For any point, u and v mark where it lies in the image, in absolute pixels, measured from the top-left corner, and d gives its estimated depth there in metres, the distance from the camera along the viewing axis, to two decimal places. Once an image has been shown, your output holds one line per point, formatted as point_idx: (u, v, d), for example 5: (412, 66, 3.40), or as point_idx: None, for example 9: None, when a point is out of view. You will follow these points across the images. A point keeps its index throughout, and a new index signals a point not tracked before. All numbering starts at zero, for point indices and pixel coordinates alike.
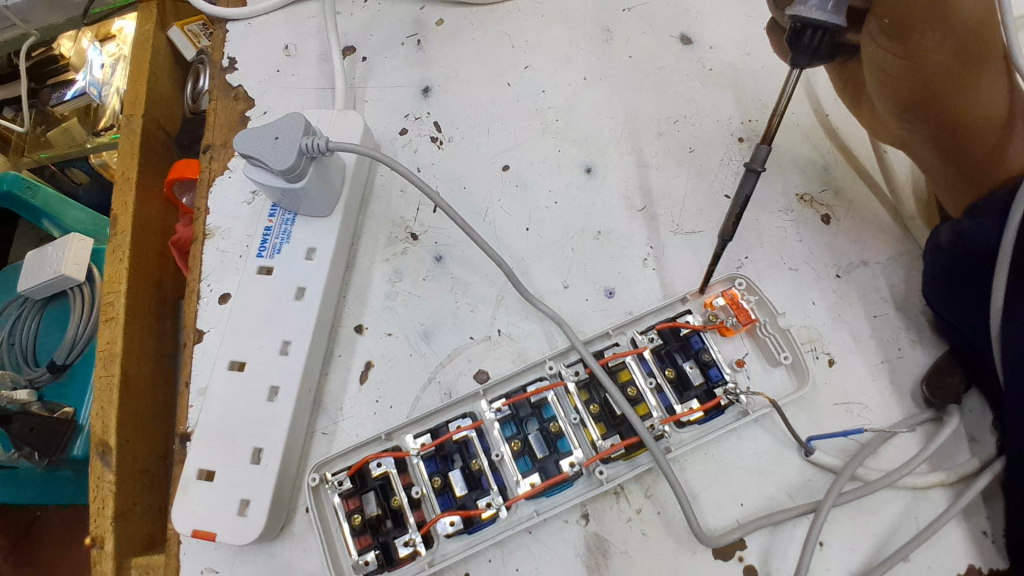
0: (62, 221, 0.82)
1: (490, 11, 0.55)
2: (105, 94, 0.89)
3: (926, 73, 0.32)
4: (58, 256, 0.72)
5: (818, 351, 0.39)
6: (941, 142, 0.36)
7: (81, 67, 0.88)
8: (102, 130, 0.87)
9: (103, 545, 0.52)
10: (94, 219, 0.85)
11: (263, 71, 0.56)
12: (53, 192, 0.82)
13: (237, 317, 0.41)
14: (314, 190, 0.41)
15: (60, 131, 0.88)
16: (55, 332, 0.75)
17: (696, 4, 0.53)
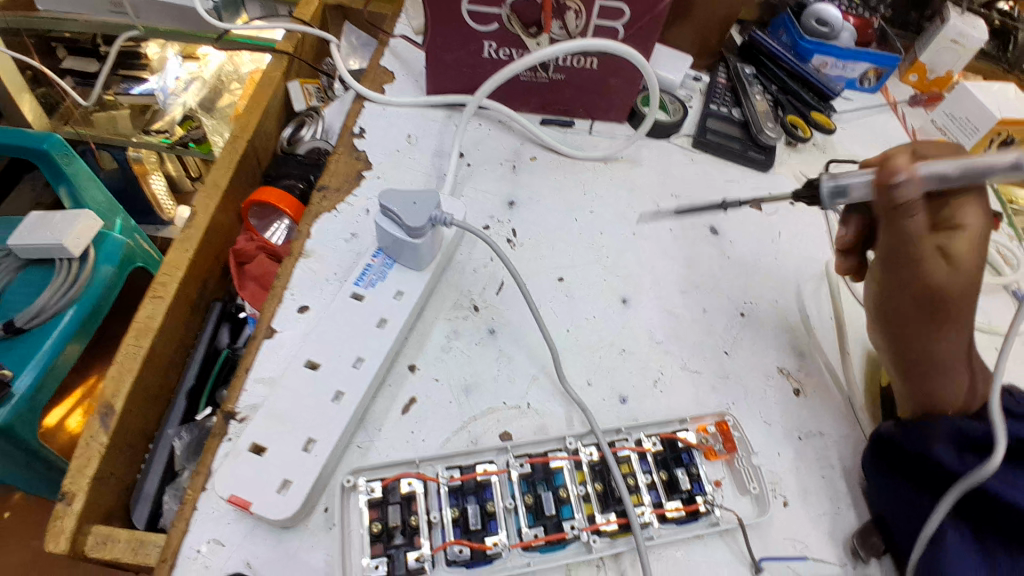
0: (78, 194, 0.89)
1: (573, 163, 0.70)
2: (168, 101, 1.10)
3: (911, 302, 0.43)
4: (63, 228, 0.78)
5: (776, 491, 0.49)
6: (896, 354, 0.46)
7: (158, 72, 1.10)
8: (154, 131, 1.07)
9: (71, 502, 0.52)
10: (108, 205, 0.93)
11: (385, 146, 0.68)
12: (85, 168, 0.89)
13: (325, 325, 0.49)
14: (423, 250, 0.51)
15: (109, 119, 1.07)
16: (22, 292, 0.82)
17: (724, 209, 0.70)
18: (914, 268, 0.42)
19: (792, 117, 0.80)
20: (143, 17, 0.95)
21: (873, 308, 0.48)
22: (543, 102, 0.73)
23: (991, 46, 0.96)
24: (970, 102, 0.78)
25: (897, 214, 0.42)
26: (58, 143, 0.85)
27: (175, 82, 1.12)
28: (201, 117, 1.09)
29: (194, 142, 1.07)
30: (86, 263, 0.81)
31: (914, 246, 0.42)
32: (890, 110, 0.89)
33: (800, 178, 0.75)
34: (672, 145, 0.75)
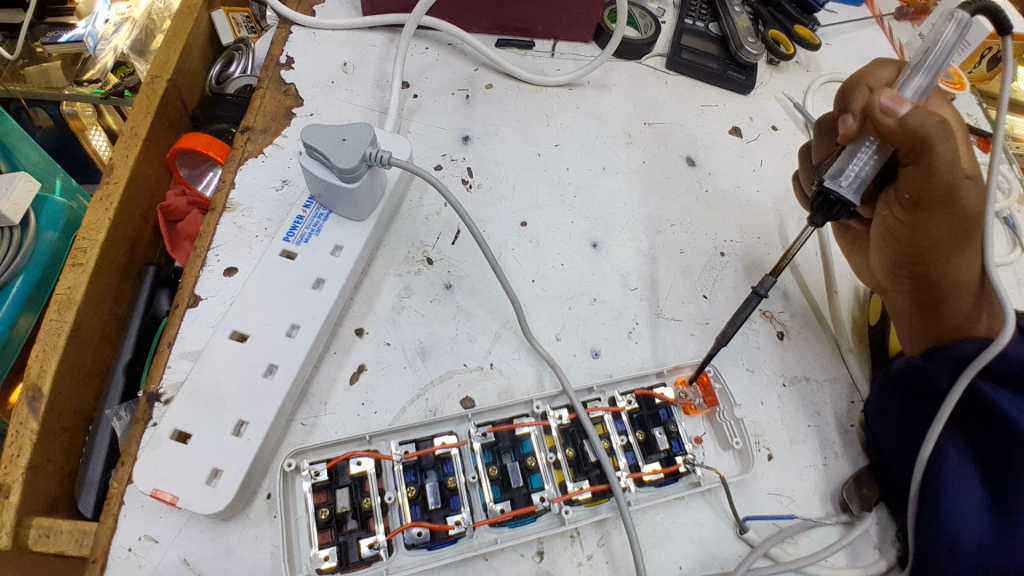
0: (13, 157, 0.74)
1: (535, 91, 0.63)
2: (100, 49, 0.92)
3: (925, 239, 0.40)
4: None
5: (760, 444, 0.46)
6: (912, 288, 0.43)
7: (86, 15, 0.92)
8: (85, 82, 0.90)
9: (8, 494, 0.45)
10: (47, 165, 0.78)
11: (317, 78, 0.59)
12: (16, 124, 0.73)
13: (252, 291, 0.42)
14: (360, 196, 0.44)
15: (38, 71, 0.90)
16: None
17: (703, 136, 0.63)
18: (947, 198, 0.38)
19: (774, 31, 0.73)
20: None
21: (883, 247, 0.44)
22: (497, 19, 0.64)
23: None
24: None
25: (919, 145, 0.37)
26: None
27: (105, 25, 0.93)
28: (137, 64, 0.93)
29: (130, 90, 0.90)
30: (28, 231, 0.67)
31: (946, 174, 0.37)
32: (877, 23, 0.82)
33: (783, 100, 0.69)
34: (645, 66, 0.67)
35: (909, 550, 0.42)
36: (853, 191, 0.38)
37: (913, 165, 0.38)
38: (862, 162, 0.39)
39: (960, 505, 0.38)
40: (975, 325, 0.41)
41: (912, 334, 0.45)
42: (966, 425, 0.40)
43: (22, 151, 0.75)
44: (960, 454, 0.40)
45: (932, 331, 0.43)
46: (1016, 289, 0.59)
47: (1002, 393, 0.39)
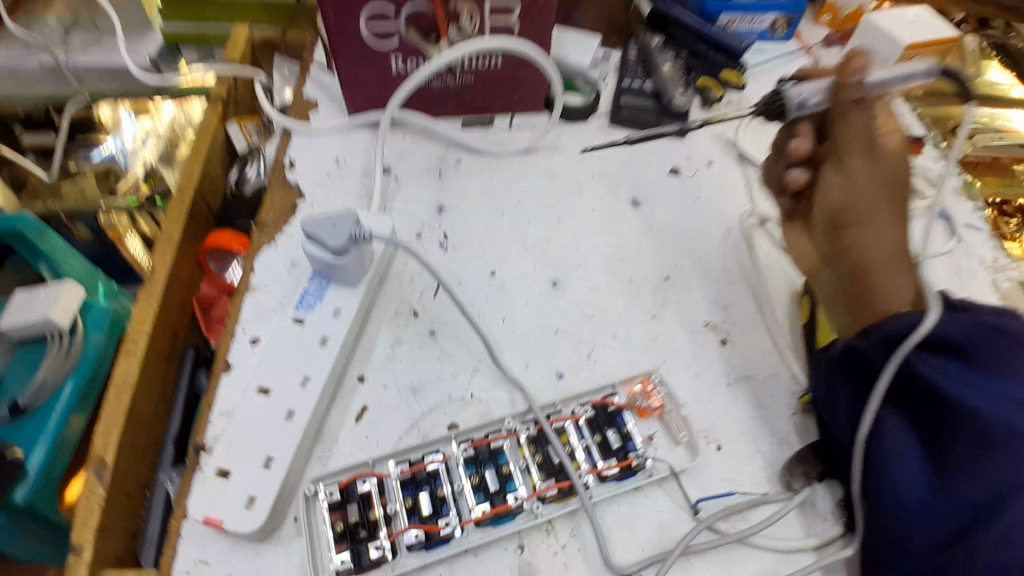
0: (59, 267, 0.86)
1: (496, 160, 0.74)
2: (129, 162, 1.11)
3: (853, 195, 0.53)
4: (48, 303, 0.77)
5: (710, 437, 0.53)
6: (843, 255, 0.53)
7: (113, 133, 1.12)
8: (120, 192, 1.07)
9: (80, 552, 0.55)
10: (90, 272, 0.89)
11: (315, 174, 0.71)
12: (61, 240, 0.87)
13: (272, 353, 0.53)
14: (351, 268, 0.55)
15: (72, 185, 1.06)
16: (20, 369, 0.80)
17: (645, 180, 0.73)
18: (871, 155, 0.53)
19: (703, 79, 0.84)
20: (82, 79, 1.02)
21: (822, 209, 0.55)
22: (461, 106, 0.76)
23: None
24: (876, 36, 0.84)
25: (853, 109, 0.54)
26: (28, 219, 0.81)
27: (133, 140, 1.12)
28: (164, 172, 1.10)
29: (161, 198, 1.08)
30: (76, 336, 0.80)
31: (868, 136, 0.53)
32: (806, 53, 0.93)
33: (716, 138, 0.79)
34: (591, 126, 0.78)
35: (855, 517, 0.48)
36: (798, 104, 0.59)
37: (846, 128, 0.54)
38: (813, 96, 0.58)
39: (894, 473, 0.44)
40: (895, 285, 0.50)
41: (842, 304, 0.54)
42: (908, 404, 0.47)
43: (67, 262, 0.87)
44: (900, 431, 0.46)
45: (861, 304, 0.51)
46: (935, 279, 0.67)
47: (937, 370, 0.45)
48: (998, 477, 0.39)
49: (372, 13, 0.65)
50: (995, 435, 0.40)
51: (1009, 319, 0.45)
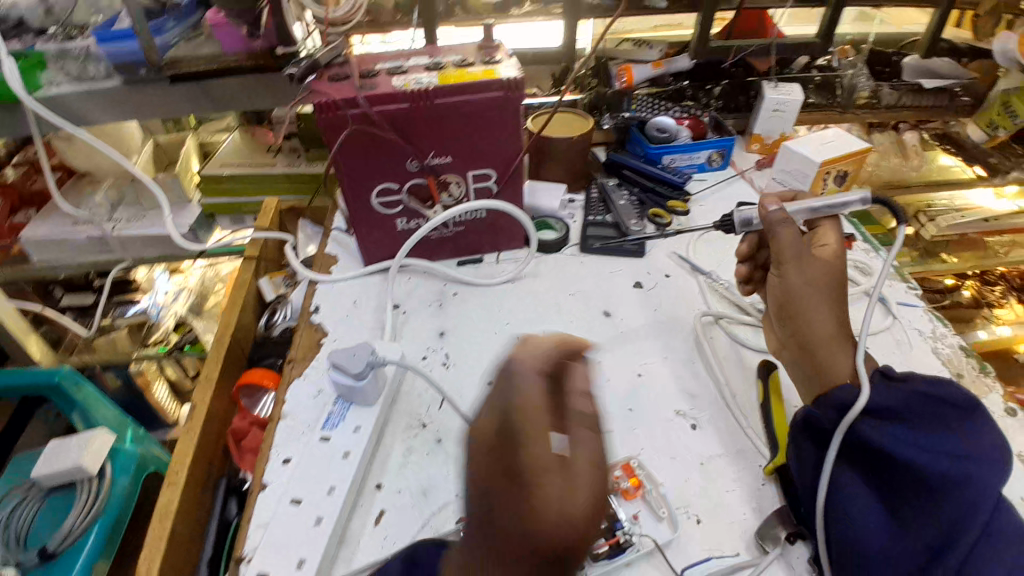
0: (91, 414, 0.99)
1: (485, 289, 0.88)
2: (161, 314, 1.35)
3: (791, 293, 0.66)
4: (80, 450, 0.87)
5: (689, 512, 0.60)
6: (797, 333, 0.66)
7: (149, 291, 1.38)
8: (153, 343, 1.30)
9: None
10: (118, 418, 1.02)
11: (335, 314, 0.85)
12: (94, 390, 1.01)
13: (303, 469, 0.62)
14: (368, 389, 0.66)
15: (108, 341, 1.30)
16: (49, 517, 0.88)
17: (613, 293, 0.86)
18: (798, 261, 0.67)
19: (654, 208, 1.01)
20: (129, 250, 1.25)
21: (774, 304, 0.69)
22: (454, 248, 0.93)
23: (817, 99, 1.31)
24: (795, 158, 1.02)
25: (774, 229, 0.69)
26: (67, 372, 0.97)
27: (165, 295, 1.40)
28: (193, 322, 1.35)
29: (189, 345, 1.30)
30: (104, 480, 0.89)
31: (793, 248, 0.67)
32: (743, 177, 1.11)
33: (671, 254, 0.93)
34: (564, 254, 0.94)
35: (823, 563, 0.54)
36: (740, 224, 0.75)
37: (777, 243, 0.68)
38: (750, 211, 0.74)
39: (857, 522, 0.52)
40: (836, 362, 0.62)
41: (803, 379, 0.65)
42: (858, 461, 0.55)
43: (99, 409, 1.00)
44: (857, 487, 0.54)
45: (814, 371, 0.63)
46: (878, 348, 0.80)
47: (878, 427, 0.54)
48: (950, 523, 0.47)
49: (380, 190, 0.83)
50: (946, 485, 0.49)
51: (944, 385, 0.54)
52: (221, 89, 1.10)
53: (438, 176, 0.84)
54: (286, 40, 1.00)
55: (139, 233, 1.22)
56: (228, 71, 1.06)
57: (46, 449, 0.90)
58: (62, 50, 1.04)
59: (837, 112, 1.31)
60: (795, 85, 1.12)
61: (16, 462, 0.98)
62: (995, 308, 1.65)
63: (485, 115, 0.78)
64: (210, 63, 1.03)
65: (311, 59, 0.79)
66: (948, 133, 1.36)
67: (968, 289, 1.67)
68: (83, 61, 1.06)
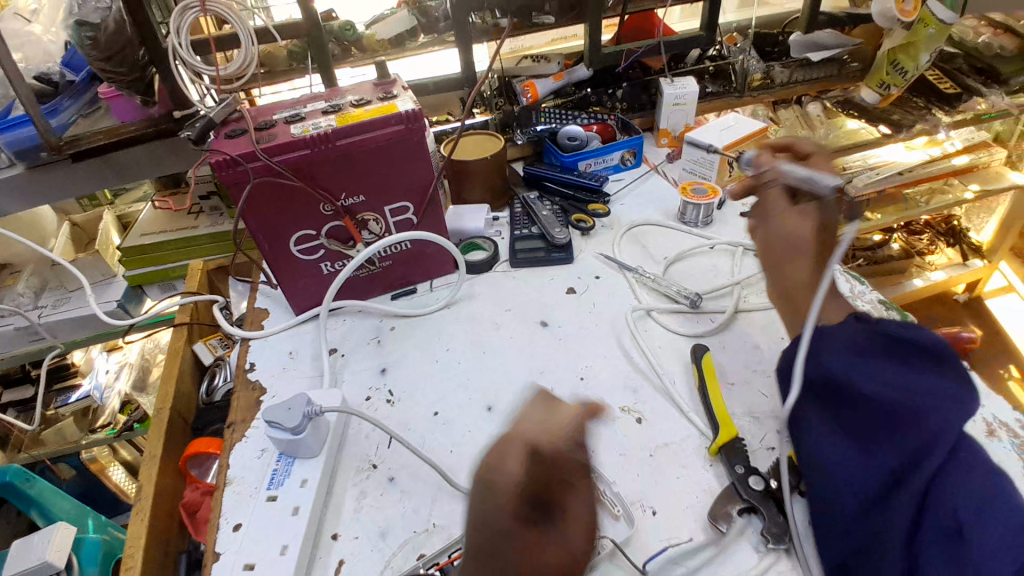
0: (48, 509, 1.00)
1: (420, 319, 0.88)
2: (104, 395, 1.31)
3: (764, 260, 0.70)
4: (43, 546, 0.83)
5: (644, 505, 0.61)
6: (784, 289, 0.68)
7: (87, 372, 1.34)
8: (99, 427, 1.27)
9: None
10: (77, 508, 1.04)
11: (273, 368, 0.83)
12: (48, 486, 1.02)
13: (253, 533, 0.61)
14: (309, 441, 0.65)
15: (54, 431, 1.26)
16: None
17: (547, 302, 0.88)
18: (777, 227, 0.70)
19: (577, 214, 1.04)
20: (60, 335, 1.21)
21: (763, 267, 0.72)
22: (385, 284, 0.93)
23: (720, 87, 1.38)
24: (696, 147, 1.07)
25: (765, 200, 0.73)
26: (19, 470, 0.98)
27: (107, 374, 1.35)
28: (139, 398, 1.31)
29: (138, 421, 1.27)
30: None
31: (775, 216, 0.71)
32: (655, 172, 1.16)
33: (598, 255, 0.96)
34: (496, 272, 0.95)
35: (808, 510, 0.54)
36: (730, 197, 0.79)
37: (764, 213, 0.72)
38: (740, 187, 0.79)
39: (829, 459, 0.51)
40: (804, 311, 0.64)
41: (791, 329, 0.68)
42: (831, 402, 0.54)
43: (57, 503, 1.02)
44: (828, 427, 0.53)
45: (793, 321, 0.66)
46: None
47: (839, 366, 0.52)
48: (915, 447, 0.45)
49: (298, 238, 0.83)
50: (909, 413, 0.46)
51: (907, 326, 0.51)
52: (125, 161, 1.07)
53: (354, 216, 0.84)
54: (182, 103, 1.03)
55: (64, 318, 1.19)
56: (129, 142, 1.04)
57: (9, 551, 0.85)
58: None
59: (735, 96, 1.38)
60: (689, 78, 1.19)
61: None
62: (927, 254, 1.79)
63: (390, 150, 0.79)
64: (108, 135, 1.04)
65: (206, 117, 0.79)
66: (849, 98, 1.43)
67: (897, 241, 1.78)
68: None
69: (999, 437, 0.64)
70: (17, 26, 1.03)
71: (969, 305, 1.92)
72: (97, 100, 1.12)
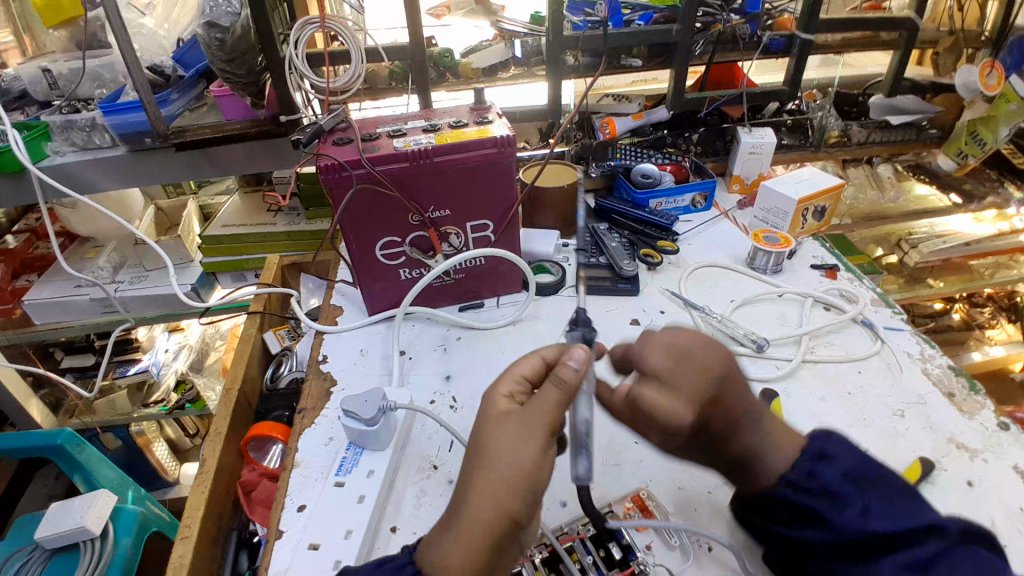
0: (93, 475, 1.06)
1: (486, 332, 0.91)
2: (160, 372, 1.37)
3: None
4: (83, 510, 0.90)
5: (701, 540, 0.61)
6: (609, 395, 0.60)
7: (149, 349, 1.38)
8: (152, 403, 1.38)
9: None
10: (119, 479, 1.09)
11: (344, 362, 0.88)
12: (94, 452, 1.08)
13: (319, 515, 0.64)
14: (381, 433, 0.68)
15: (108, 402, 1.38)
16: None
17: (610, 332, 0.90)
18: None
19: (645, 249, 1.06)
20: (134, 310, 1.30)
21: None
22: (456, 295, 0.96)
23: (794, 140, 1.39)
24: (773, 196, 1.08)
25: None
26: (70, 435, 1.04)
27: (164, 353, 1.43)
28: (193, 379, 1.42)
29: (190, 401, 1.37)
30: (107, 541, 0.90)
31: None
32: (725, 217, 1.17)
33: (664, 291, 0.98)
34: (562, 297, 0.98)
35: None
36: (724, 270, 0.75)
37: None
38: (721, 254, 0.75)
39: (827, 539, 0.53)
40: None
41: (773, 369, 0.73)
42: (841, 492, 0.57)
43: (101, 471, 1.08)
44: None
45: None
46: (890, 369, 0.82)
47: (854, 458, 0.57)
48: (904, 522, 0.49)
49: (383, 243, 0.88)
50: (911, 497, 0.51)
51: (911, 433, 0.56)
52: (224, 157, 1.17)
53: (438, 229, 0.88)
54: (289, 108, 1.11)
55: (143, 294, 1.27)
56: (233, 139, 1.13)
57: (49, 511, 0.92)
58: (70, 121, 1.11)
59: (810, 151, 1.38)
60: (767, 129, 1.20)
61: (16, 530, 1.03)
62: (987, 328, 1.71)
63: (479, 171, 0.84)
64: (214, 130, 1.11)
65: (316, 127, 0.85)
66: (921, 164, 1.45)
67: (958, 312, 1.72)
68: (88, 132, 1.14)
69: None
70: (132, 17, 1.16)
71: None
72: (201, 97, 1.22)
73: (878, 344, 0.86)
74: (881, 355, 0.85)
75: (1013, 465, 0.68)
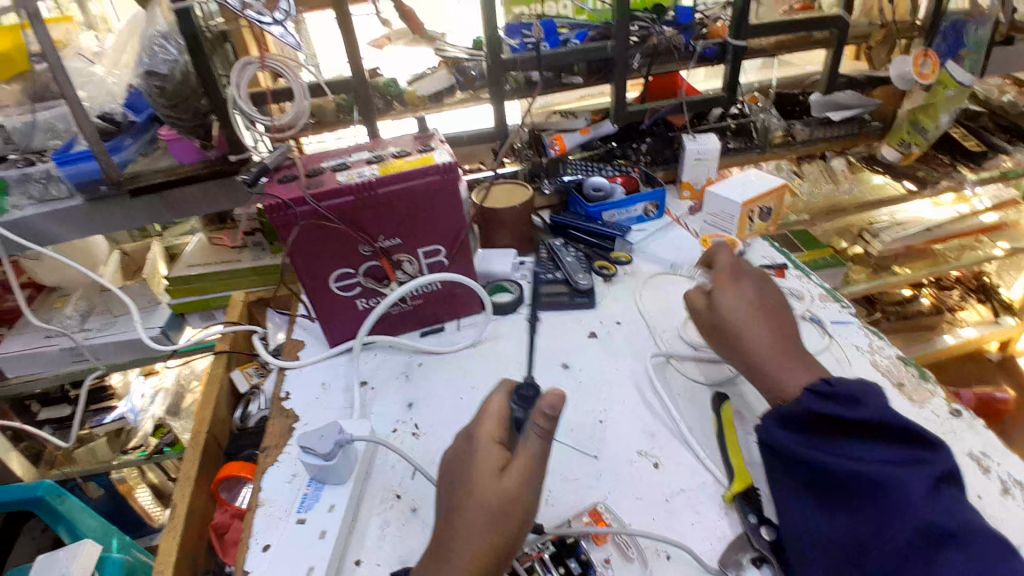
0: (76, 526, 1.04)
1: (446, 356, 0.92)
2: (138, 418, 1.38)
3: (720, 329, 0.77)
4: (70, 562, 0.87)
5: (659, 550, 0.63)
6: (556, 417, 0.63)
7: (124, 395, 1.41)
8: (131, 448, 1.34)
9: None
10: (102, 527, 1.07)
11: (306, 397, 0.88)
12: (77, 502, 1.06)
13: (282, 554, 0.65)
14: (340, 468, 0.69)
15: (88, 451, 1.33)
16: None
17: (569, 346, 0.92)
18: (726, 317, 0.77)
19: (600, 261, 1.09)
20: (103, 356, 1.27)
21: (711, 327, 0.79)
22: (415, 321, 0.98)
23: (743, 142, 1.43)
24: (718, 200, 1.12)
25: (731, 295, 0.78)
26: (51, 486, 1.02)
27: (141, 399, 1.42)
28: (171, 422, 1.39)
29: (169, 445, 1.34)
30: None
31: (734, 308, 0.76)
32: (677, 223, 1.20)
33: (620, 301, 1.00)
34: (520, 315, 1.00)
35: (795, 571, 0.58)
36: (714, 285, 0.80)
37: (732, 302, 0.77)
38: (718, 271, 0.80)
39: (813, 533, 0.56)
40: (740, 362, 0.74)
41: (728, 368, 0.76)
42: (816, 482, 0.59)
43: (85, 522, 1.06)
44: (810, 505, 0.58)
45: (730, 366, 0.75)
46: (837, 364, 0.86)
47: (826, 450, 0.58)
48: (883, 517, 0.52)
49: (337, 275, 0.89)
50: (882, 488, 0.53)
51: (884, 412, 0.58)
52: (178, 199, 1.16)
53: (390, 257, 0.90)
54: (238, 148, 1.11)
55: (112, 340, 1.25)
56: (185, 181, 1.13)
57: (36, 563, 0.90)
58: (24, 175, 1.09)
59: (757, 151, 1.42)
60: (710, 134, 1.24)
61: None
62: (957, 310, 1.76)
63: (425, 198, 0.86)
64: (167, 174, 1.12)
65: (261, 164, 0.86)
66: (872, 154, 1.48)
67: (926, 297, 1.76)
68: (45, 183, 1.12)
69: (1014, 495, 0.66)
70: (82, 67, 1.17)
71: (1002, 364, 1.86)
72: (156, 140, 1.21)
73: (827, 338, 0.89)
74: (829, 350, 0.88)
75: (964, 451, 0.72)
